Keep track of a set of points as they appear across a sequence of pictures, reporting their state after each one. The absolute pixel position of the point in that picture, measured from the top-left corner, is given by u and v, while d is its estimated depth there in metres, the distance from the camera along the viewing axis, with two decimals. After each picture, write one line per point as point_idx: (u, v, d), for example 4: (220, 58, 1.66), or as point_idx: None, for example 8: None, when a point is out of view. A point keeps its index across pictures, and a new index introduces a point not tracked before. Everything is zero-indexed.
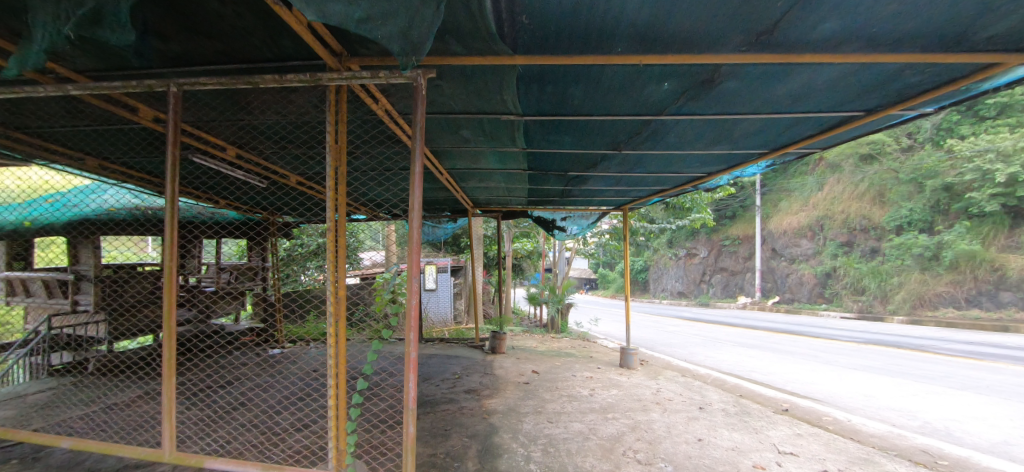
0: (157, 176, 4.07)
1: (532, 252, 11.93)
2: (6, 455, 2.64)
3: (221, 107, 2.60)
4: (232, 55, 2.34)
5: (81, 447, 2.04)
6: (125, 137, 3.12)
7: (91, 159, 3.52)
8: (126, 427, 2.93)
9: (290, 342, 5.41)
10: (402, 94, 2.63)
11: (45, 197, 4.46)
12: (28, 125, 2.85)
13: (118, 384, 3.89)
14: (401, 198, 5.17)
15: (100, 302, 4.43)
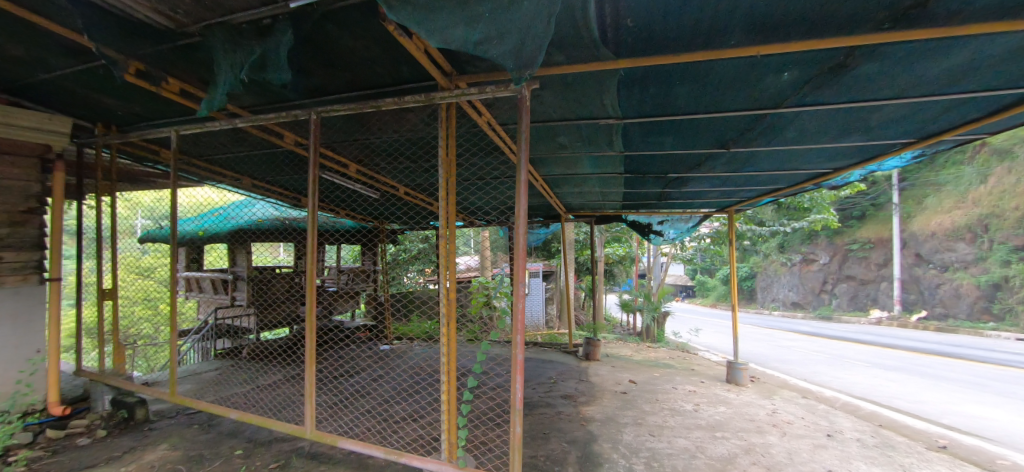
0: (293, 191, 4.73)
1: (623, 257, 11.56)
2: (191, 420, 3.23)
3: (349, 129, 2.95)
4: (359, 84, 2.66)
5: (244, 418, 2.64)
6: (272, 160, 3.69)
7: (246, 179, 4.22)
8: (276, 406, 3.44)
9: (397, 339, 5.90)
10: (504, 106, 2.74)
11: (212, 211, 5.58)
12: (207, 153, 3.51)
13: (266, 367, 4.59)
14: (497, 205, 5.34)
15: (252, 299, 5.27)
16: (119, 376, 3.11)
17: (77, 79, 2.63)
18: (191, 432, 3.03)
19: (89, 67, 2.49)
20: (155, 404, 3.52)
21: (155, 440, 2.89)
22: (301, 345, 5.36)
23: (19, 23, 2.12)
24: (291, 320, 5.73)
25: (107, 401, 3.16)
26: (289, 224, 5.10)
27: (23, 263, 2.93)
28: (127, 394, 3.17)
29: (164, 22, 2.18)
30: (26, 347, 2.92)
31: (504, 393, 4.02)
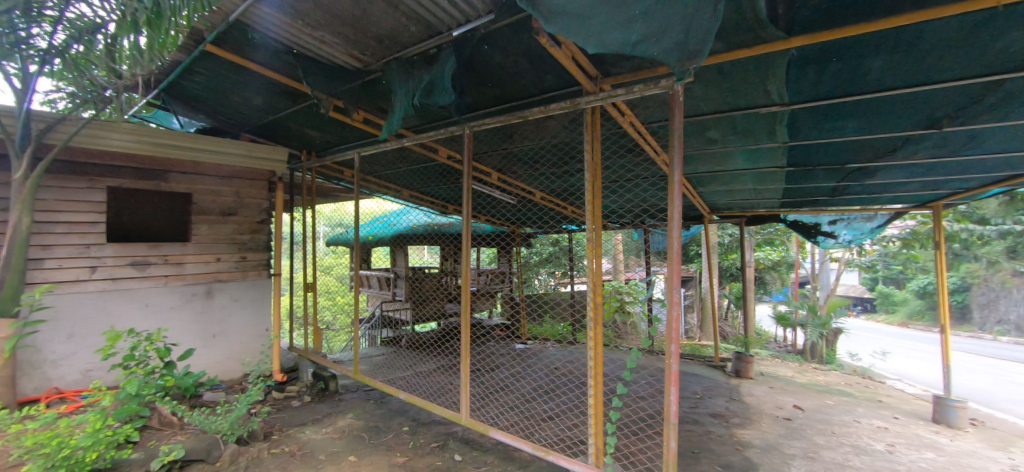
0: (442, 200, 5.28)
1: (777, 263, 10.08)
2: (369, 395, 3.83)
3: (495, 141, 3.17)
4: (505, 98, 2.85)
5: (411, 400, 3.04)
6: (428, 173, 4.16)
7: (406, 191, 4.85)
8: (433, 391, 3.86)
9: (531, 339, 6.11)
10: (648, 104, 2.64)
11: (377, 219, 6.55)
12: (378, 170, 4.13)
13: (421, 355, 5.20)
14: (635, 207, 5.12)
15: (409, 294, 6.03)
16: (318, 353, 3.82)
17: (293, 118, 3.35)
18: (370, 406, 3.59)
19: (304, 107, 3.17)
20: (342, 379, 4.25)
21: (344, 409, 3.48)
22: (446, 339, 5.91)
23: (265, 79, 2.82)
24: (438, 315, 6.29)
25: (309, 372, 3.81)
26: (438, 229, 5.78)
27: (260, 261, 3.75)
28: (323, 369, 3.88)
29: (354, 63, 2.74)
30: (260, 325, 3.71)
31: (648, 404, 3.83)
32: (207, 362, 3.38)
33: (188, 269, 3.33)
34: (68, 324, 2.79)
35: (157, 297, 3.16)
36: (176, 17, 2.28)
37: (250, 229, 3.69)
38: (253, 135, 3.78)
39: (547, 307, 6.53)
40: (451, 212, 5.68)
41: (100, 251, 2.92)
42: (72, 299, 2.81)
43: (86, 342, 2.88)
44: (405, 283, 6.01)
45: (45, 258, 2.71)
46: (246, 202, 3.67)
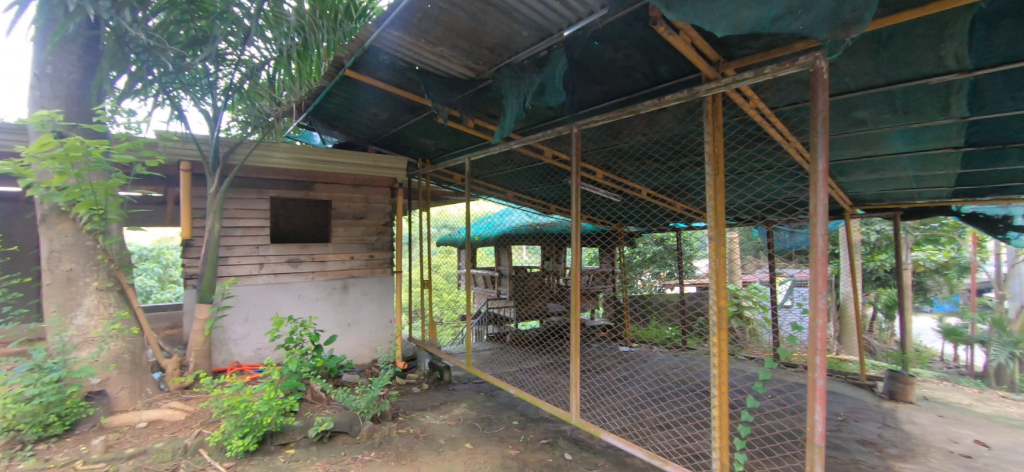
0: (544, 200, 5.37)
1: (946, 265, 8.27)
2: (481, 387, 4.06)
3: (603, 138, 3.17)
4: (615, 92, 2.82)
5: (521, 395, 3.12)
6: (532, 174, 4.28)
7: (510, 193, 5.03)
8: (543, 388, 3.96)
9: (636, 342, 5.92)
10: (778, 86, 2.39)
11: (482, 220, 6.85)
12: (486, 173, 4.36)
13: (527, 352, 5.35)
14: (755, 202, 4.69)
15: (514, 293, 6.27)
16: (434, 344, 4.14)
17: (412, 129, 3.69)
18: (482, 398, 3.81)
19: (422, 119, 3.47)
20: (455, 371, 4.67)
21: (458, 398, 3.75)
22: (549, 337, 5.98)
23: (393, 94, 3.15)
24: (541, 313, 6.37)
25: (427, 363, 4.16)
26: (540, 229, 5.93)
27: (386, 260, 4.18)
28: (438, 359, 4.17)
29: (468, 73, 2.93)
30: (385, 317, 4.12)
31: (777, 423, 3.46)
32: (345, 348, 3.86)
33: (329, 266, 3.83)
34: (245, 309, 3.41)
35: (307, 290, 3.69)
36: (318, 49, 2.89)
37: (376, 231, 4.13)
38: (378, 146, 4.25)
39: (653, 310, 6.23)
40: (553, 211, 5.76)
41: (266, 250, 3.50)
42: (248, 289, 3.41)
43: (258, 325, 3.47)
44: (510, 282, 6.25)
45: (229, 256, 3.37)
46: (374, 207, 4.11)
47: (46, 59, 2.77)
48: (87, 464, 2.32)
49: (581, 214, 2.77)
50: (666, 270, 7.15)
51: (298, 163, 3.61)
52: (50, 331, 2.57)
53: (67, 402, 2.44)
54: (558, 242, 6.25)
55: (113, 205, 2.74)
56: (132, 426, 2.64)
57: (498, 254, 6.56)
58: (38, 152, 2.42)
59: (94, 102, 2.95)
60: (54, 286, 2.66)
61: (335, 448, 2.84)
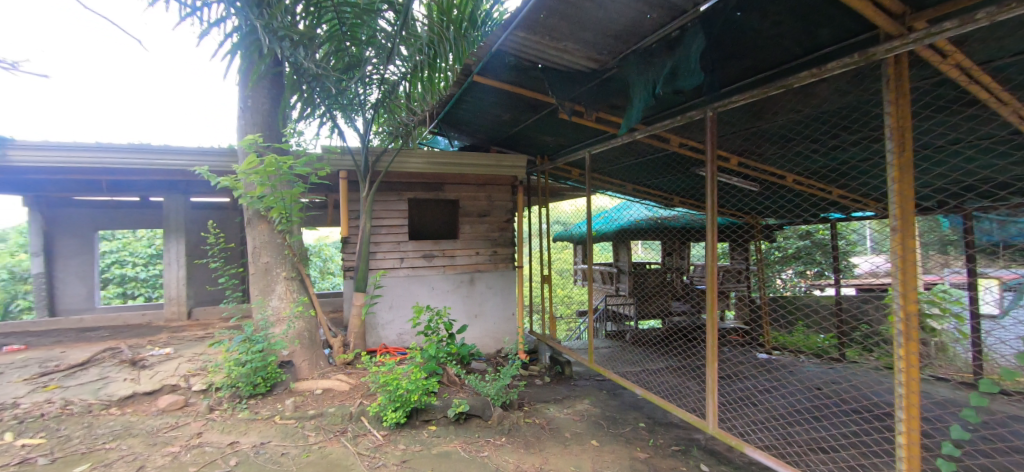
0: (664, 192, 5.13)
1: None
2: (603, 385, 4.08)
3: (741, 120, 3.00)
4: (758, 64, 2.57)
5: (649, 397, 2.90)
6: (656, 165, 4.20)
7: (629, 186, 4.97)
8: (670, 392, 3.85)
9: (777, 350, 5.35)
10: (995, 35, 1.91)
11: (599, 216, 6.84)
12: (605, 167, 4.37)
13: (650, 352, 5.12)
14: (945, 183, 3.85)
15: (634, 290, 6.02)
16: (554, 339, 4.22)
17: (532, 127, 3.81)
18: (603, 396, 3.83)
19: (542, 116, 3.57)
20: (576, 366, 4.80)
21: (580, 394, 3.82)
22: (675, 337, 5.65)
23: (518, 95, 3.30)
24: (663, 312, 6.04)
25: (547, 356, 4.35)
26: (664, 223, 5.81)
27: (508, 256, 4.36)
28: (559, 354, 4.33)
29: (593, 65, 2.92)
30: (507, 310, 4.30)
31: (989, 461, 2.77)
32: (472, 337, 4.13)
33: (458, 260, 4.13)
34: (390, 298, 3.87)
35: (439, 282, 4.03)
36: (447, 60, 3.14)
37: (498, 227, 4.32)
38: (500, 146, 4.46)
39: (798, 314, 5.48)
40: (676, 204, 5.54)
41: (406, 246, 3.92)
42: (392, 280, 3.86)
43: (400, 312, 3.91)
44: (631, 278, 6.02)
45: (377, 251, 3.85)
46: (496, 205, 4.31)
47: (249, 95, 3.45)
48: (283, 419, 2.90)
49: (716, 206, 2.55)
50: (815, 269, 5.75)
51: (429, 167, 3.92)
52: (256, 310, 3.22)
53: (268, 367, 3.04)
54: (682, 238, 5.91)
55: (296, 209, 3.25)
56: (311, 392, 3.15)
57: (615, 250, 6.42)
58: (247, 169, 2.99)
59: (280, 126, 3.61)
60: (255, 274, 3.31)
61: (470, 430, 3.05)
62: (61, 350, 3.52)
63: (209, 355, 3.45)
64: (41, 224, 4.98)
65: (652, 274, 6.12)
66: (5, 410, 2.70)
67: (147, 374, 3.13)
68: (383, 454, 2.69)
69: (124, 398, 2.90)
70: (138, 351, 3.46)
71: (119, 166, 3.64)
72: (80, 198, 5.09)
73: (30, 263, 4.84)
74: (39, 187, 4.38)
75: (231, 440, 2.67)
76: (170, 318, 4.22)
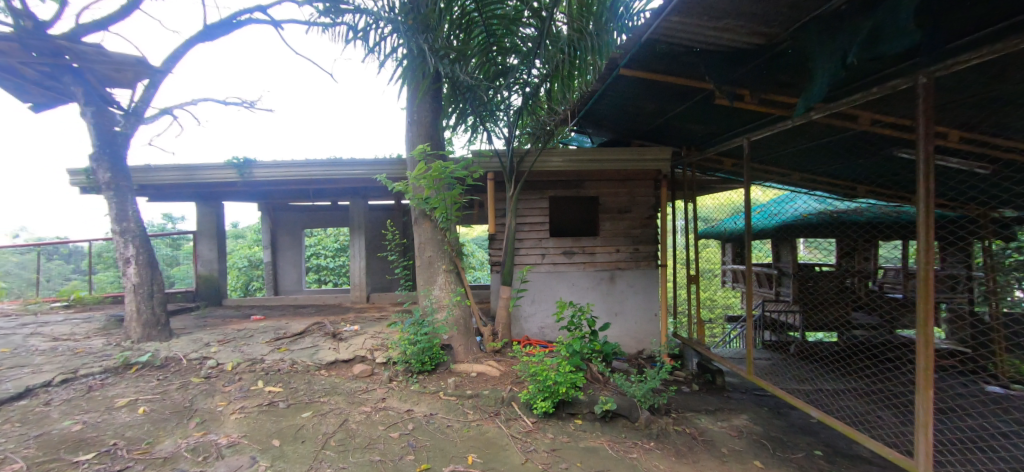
0: (845, 178, 4.49)
1: None
2: (766, 402, 3.71)
3: (973, 83, 2.37)
4: (1007, 9, 1.99)
5: (827, 422, 2.43)
6: (838, 145, 3.68)
7: (796, 174, 4.49)
8: (857, 417, 3.36)
9: (1016, 384, 4.15)
10: None
11: (756, 210, 6.70)
12: (771, 150, 4.01)
13: (822, 370, 4.53)
14: None
15: (798, 297, 5.65)
16: (703, 345, 3.96)
17: (681, 115, 3.65)
18: (765, 413, 3.46)
19: (694, 103, 3.37)
20: (728, 377, 4.45)
21: (736, 408, 3.51)
22: (857, 353, 4.85)
23: (672, 83, 3.16)
24: (843, 327, 5.43)
25: (695, 363, 4.15)
26: (839, 217, 5.16)
27: (650, 253, 4.27)
28: (709, 362, 4.06)
29: (760, 41, 2.62)
30: (649, 310, 4.22)
31: None
32: (616, 335, 4.20)
33: (598, 258, 4.19)
34: (533, 292, 4.13)
35: (579, 279, 4.15)
36: (592, 59, 3.13)
37: (640, 224, 4.25)
38: (641, 138, 4.36)
39: None
40: (860, 195, 4.73)
41: (547, 243, 4.13)
42: (535, 275, 4.11)
43: (541, 306, 4.14)
44: (795, 282, 5.65)
45: (521, 246, 4.15)
46: (638, 200, 4.25)
47: (415, 109, 3.93)
48: (446, 395, 3.25)
49: (929, 195, 1.96)
50: None
51: (570, 165, 3.99)
52: (424, 297, 3.68)
53: (433, 348, 3.44)
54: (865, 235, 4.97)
55: (453, 208, 3.60)
56: (468, 374, 3.49)
57: (778, 250, 6.08)
58: (418, 175, 3.38)
59: (439, 134, 4.02)
60: (421, 265, 3.78)
61: (616, 429, 3.00)
62: (286, 321, 4.54)
63: (386, 333, 4.08)
64: (270, 224, 6.51)
65: (825, 278, 5.61)
66: (257, 363, 3.59)
67: (344, 345, 3.84)
68: (533, 439, 2.82)
69: (330, 363, 3.61)
70: (337, 326, 4.27)
71: (320, 177, 4.51)
72: (293, 204, 6.52)
73: (263, 253, 6.44)
74: (269, 197, 5.71)
75: (407, 408, 3.10)
76: (355, 301, 5.11)
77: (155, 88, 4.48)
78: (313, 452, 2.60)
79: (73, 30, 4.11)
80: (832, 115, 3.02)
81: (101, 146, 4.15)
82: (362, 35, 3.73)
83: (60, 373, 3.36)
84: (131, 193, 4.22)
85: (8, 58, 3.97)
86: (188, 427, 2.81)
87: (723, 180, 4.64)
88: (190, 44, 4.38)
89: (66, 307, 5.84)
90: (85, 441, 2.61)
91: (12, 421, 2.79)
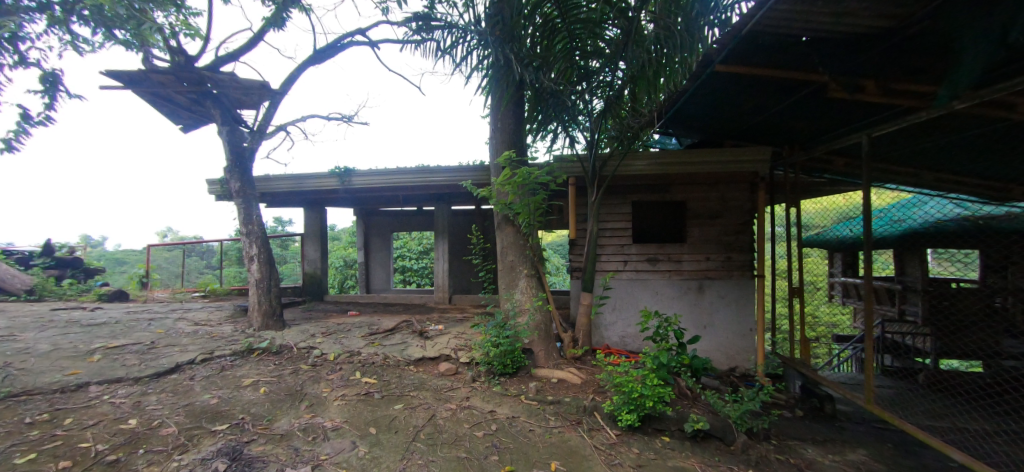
0: (994, 178, 3.78)
1: None
2: (892, 437, 3.23)
3: None
4: None
5: (979, 467, 2.05)
6: (986, 138, 3.13)
7: (927, 172, 3.89)
8: (1015, 462, 2.80)
9: None
10: None
11: (876, 214, 6.08)
12: (896, 147, 3.52)
13: (962, 406, 3.87)
14: None
15: (928, 317, 5.34)
16: (809, 367, 3.58)
17: (785, 110, 3.35)
18: (889, 450, 3.02)
19: (801, 97, 3.06)
20: (840, 405, 3.98)
21: (853, 441, 3.11)
22: (1013, 388, 4.07)
23: (776, 77, 2.89)
24: (988, 354, 4.84)
25: (799, 386, 3.81)
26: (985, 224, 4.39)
27: (743, 262, 3.98)
28: (816, 385, 3.68)
29: (887, 25, 2.29)
30: (744, 325, 3.96)
31: None
32: (706, 349, 4.01)
33: (685, 266, 4.03)
34: (615, 300, 4.08)
35: (664, 288, 4.03)
36: (683, 59, 2.98)
37: (734, 230, 4.00)
38: (734, 138, 4.09)
39: None
40: (1016, 198, 3.95)
41: (630, 249, 4.05)
42: (618, 282, 4.07)
43: (624, 314, 4.08)
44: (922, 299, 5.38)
45: (603, 253, 4.13)
46: (730, 205, 4.00)
47: (498, 117, 4.04)
48: (528, 399, 3.29)
49: None
50: None
51: (655, 169, 3.85)
52: (506, 301, 3.76)
53: (515, 351, 3.50)
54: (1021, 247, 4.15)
55: (537, 213, 3.63)
56: (549, 379, 3.50)
57: (901, 263, 5.83)
58: (503, 181, 3.47)
59: (521, 141, 4.08)
60: (503, 270, 3.88)
61: (709, 450, 2.80)
62: (378, 318, 4.91)
63: (469, 334, 4.23)
64: (364, 227, 7.14)
65: (964, 298, 5.13)
66: (355, 355, 3.92)
67: (430, 343, 4.06)
68: (618, 453, 2.72)
69: (418, 359, 3.83)
70: (423, 325, 4.53)
71: (409, 184, 4.83)
72: (384, 209, 7.09)
73: (358, 254, 7.07)
74: (364, 203, 6.24)
75: (490, 408, 3.18)
76: (439, 301, 5.38)
77: (275, 108, 5.12)
78: (405, 443, 2.77)
79: (213, 62, 4.86)
80: (981, 104, 2.56)
81: (232, 159, 4.81)
82: (449, 49, 3.92)
83: (201, 353, 3.96)
84: (255, 199, 4.86)
85: (167, 88, 4.80)
86: (300, 409, 3.15)
87: (832, 182, 4.20)
88: (303, 67, 4.95)
89: (203, 297, 6.90)
90: (220, 413, 3.04)
91: (167, 391, 3.34)
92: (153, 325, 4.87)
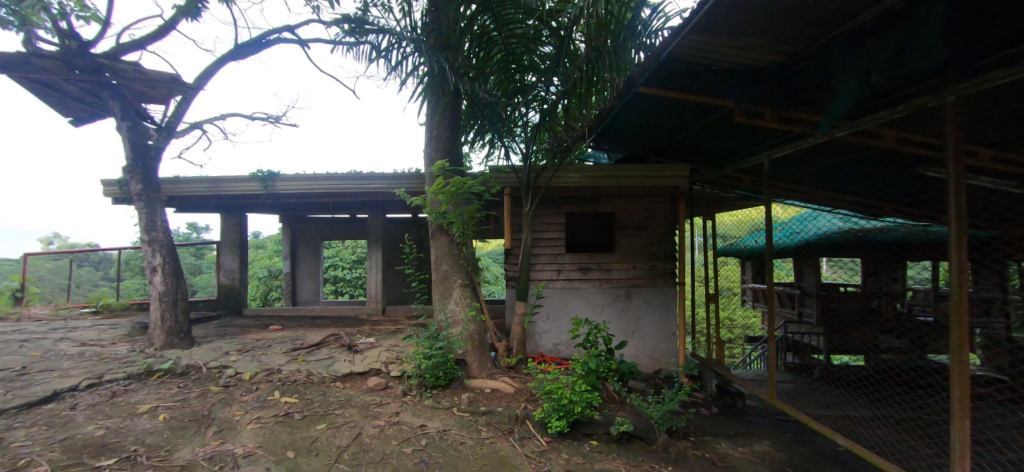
0: (867, 197, 4.40)
1: None
2: (790, 428, 3.59)
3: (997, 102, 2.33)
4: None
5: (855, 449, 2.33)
6: (858, 163, 3.64)
7: (816, 191, 4.43)
8: (884, 444, 3.21)
9: None
10: None
11: (778, 227, 6.81)
12: (791, 167, 3.98)
13: (848, 396, 4.40)
14: None
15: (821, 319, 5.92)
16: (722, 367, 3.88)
17: (700, 131, 3.66)
18: (788, 439, 3.35)
19: (713, 119, 3.36)
20: (749, 400, 4.36)
21: (758, 433, 3.41)
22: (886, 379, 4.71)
23: (691, 99, 3.14)
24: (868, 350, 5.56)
25: (714, 385, 4.12)
26: (862, 236, 5.09)
27: (666, 270, 4.25)
28: (728, 383, 4.00)
29: (779, 60, 2.58)
30: (666, 330, 4.21)
31: None
32: (633, 353, 4.21)
33: (614, 274, 4.22)
34: (548, 308, 4.17)
35: (594, 296, 4.19)
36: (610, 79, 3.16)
37: (657, 241, 4.26)
38: (658, 154, 4.38)
39: None
40: (885, 213, 4.61)
41: (563, 259, 4.18)
42: (551, 291, 4.17)
43: (557, 323, 4.18)
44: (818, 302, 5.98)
45: (537, 262, 4.21)
46: (655, 217, 4.27)
47: (434, 125, 3.99)
48: (460, 411, 3.24)
49: (961, 215, 1.87)
50: None
51: (587, 181, 4.02)
52: (440, 312, 3.69)
53: (447, 363, 3.44)
54: (890, 256, 4.84)
55: (471, 222, 3.62)
56: (481, 390, 3.48)
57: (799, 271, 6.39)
58: (436, 190, 3.42)
59: (457, 149, 4.07)
60: (437, 280, 3.82)
61: (632, 450, 2.93)
62: (303, 332, 4.60)
63: (401, 347, 4.09)
64: (290, 234, 6.70)
65: (850, 300, 5.85)
66: (274, 373, 3.63)
67: (359, 358, 3.87)
68: (548, 460, 2.76)
69: (345, 375, 3.63)
70: (352, 338, 4.32)
71: (340, 190, 4.62)
72: (314, 216, 6.71)
73: (284, 263, 6.61)
74: (292, 209, 5.86)
75: (421, 423, 3.08)
76: (371, 312, 5.17)
77: (187, 104, 4.67)
78: (327, 465, 2.60)
79: (113, 49, 4.34)
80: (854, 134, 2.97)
81: (133, 159, 4.31)
82: (383, 54, 3.83)
83: (86, 378, 3.45)
84: (160, 204, 4.37)
85: (52, 75, 4.19)
86: (207, 436, 2.85)
87: (741, 198, 4.65)
88: (223, 62, 4.58)
89: (94, 313, 6.04)
90: (107, 446, 2.66)
91: (40, 424, 2.87)
92: (24, 347, 4.17)
